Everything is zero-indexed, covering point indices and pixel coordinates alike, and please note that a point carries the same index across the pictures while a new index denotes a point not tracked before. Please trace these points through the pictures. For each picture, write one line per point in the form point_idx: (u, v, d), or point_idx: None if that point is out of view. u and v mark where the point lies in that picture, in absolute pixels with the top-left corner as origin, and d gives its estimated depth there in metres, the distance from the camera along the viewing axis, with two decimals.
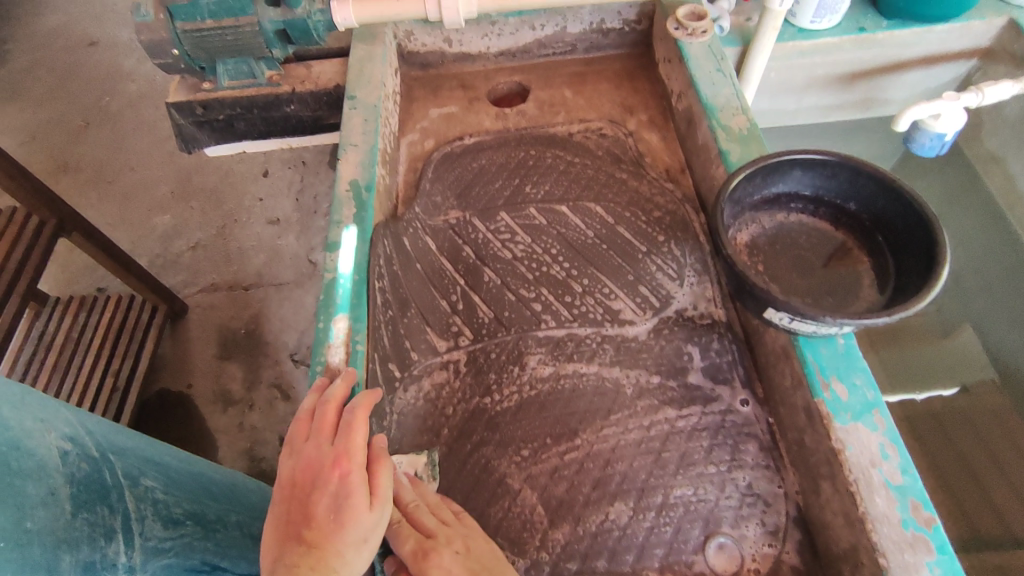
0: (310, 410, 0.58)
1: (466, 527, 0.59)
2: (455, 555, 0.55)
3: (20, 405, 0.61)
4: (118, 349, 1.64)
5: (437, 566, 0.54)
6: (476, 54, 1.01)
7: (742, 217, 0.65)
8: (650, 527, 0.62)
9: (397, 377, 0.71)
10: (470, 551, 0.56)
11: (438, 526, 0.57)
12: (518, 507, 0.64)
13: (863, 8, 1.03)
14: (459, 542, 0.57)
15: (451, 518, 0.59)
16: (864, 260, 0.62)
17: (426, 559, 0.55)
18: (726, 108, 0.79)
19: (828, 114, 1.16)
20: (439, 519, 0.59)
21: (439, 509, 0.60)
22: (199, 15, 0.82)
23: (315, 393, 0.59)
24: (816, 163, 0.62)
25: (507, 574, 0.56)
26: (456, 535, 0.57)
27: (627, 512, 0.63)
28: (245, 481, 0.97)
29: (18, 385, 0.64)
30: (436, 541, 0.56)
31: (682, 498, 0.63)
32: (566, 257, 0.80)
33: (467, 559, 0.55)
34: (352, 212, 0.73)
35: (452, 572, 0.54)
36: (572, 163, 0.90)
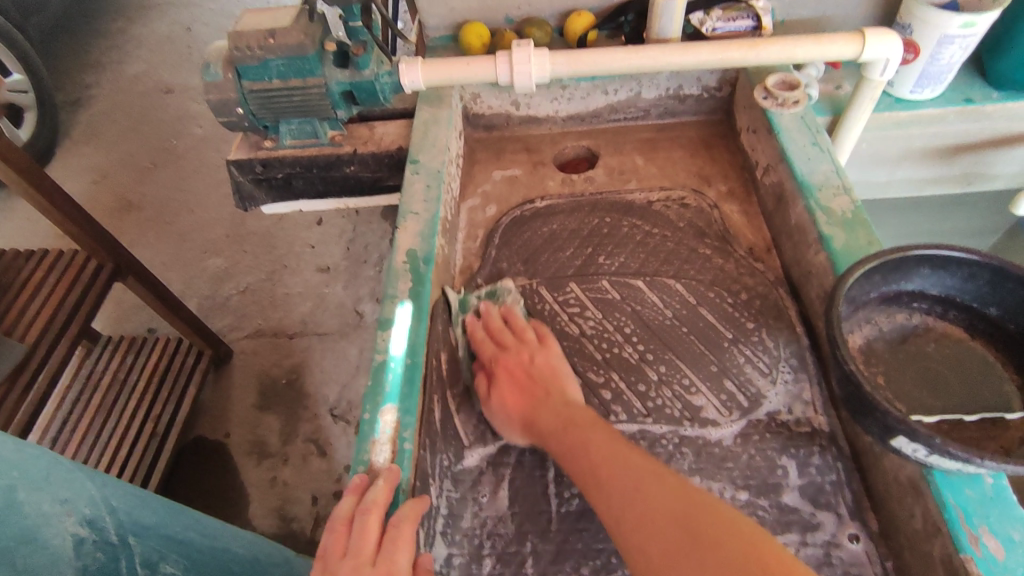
0: (347, 517, 0.52)
1: (544, 348, 0.68)
2: (521, 365, 0.66)
3: (42, 486, 0.55)
4: (162, 393, 1.63)
5: (505, 369, 0.66)
6: (543, 117, 0.97)
7: (855, 316, 0.56)
8: None
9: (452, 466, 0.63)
10: (534, 365, 0.66)
11: (514, 342, 0.68)
12: None
13: (970, 77, 0.94)
14: (528, 356, 0.67)
15: (531, 340, 0.69)
16: (1010, 377, 0.52)
17: (495, 363, 0.67)
18: (825, 186, 0.71)
19: (923, 188, 1.06)
20: (518, 339, 0.69)
21: (524, 331, 0.70)
22: (268, 76, 0.80)
23: (352, 494, 0.53)
24: (950, 261, 0.53)
25: (564, 383, 0.65)
26: (527, 348, 0.68)
27: None
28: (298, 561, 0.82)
29: (49, 452, 0.57)
30: (508, 355, 0.67)
31: None
32: (640, 341, 0.72)
33: (531, 369, 0.66)
34: (408, 286, 0.67)
35: (515, 373, 0.65)
36: (649, 234, 0.82)
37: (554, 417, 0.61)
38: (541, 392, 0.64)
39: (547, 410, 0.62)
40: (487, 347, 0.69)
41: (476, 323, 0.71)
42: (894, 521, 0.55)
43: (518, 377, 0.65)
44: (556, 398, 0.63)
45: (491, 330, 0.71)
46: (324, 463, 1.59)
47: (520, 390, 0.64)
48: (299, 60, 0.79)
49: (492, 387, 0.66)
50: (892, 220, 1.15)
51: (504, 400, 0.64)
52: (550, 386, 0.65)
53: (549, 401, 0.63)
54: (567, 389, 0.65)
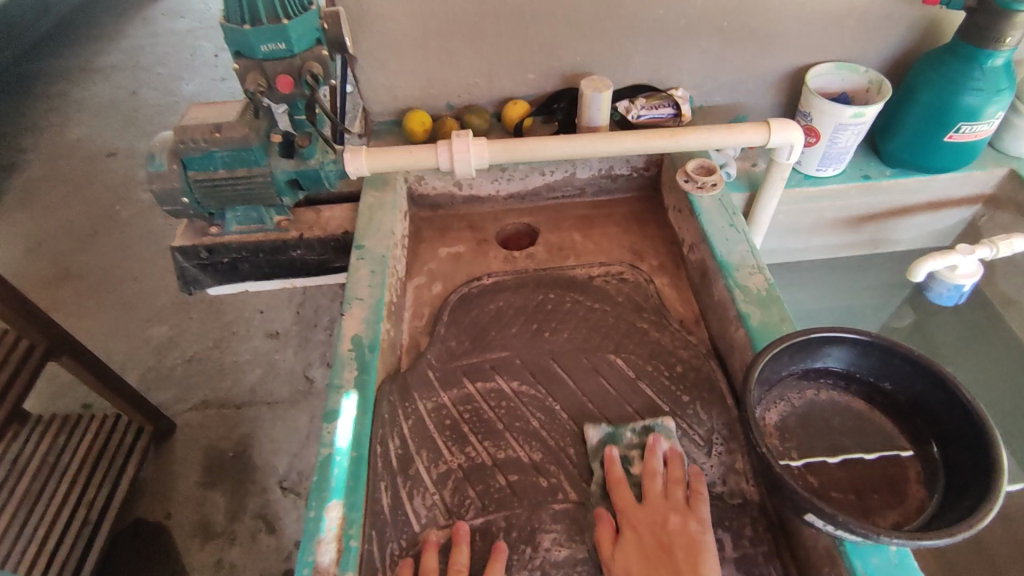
0: None
1: (690, 511, 0.62)
2: (654, 530, 0.61)
3: None
4: (97, 474, 1.56)
5: (633, 528, 0.62)
6: (485, 196, 1.02)
7: (770, 394, 0.61)
8: None
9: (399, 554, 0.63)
10: (670, 531, 0.61)
11: (658, 496, 0.64)
12: None
13: (866, 156, 1.04)
14: (672, 521, 0.61)
15: (678, 499, 0.63)
16: (906, 447, 0.58)
17: (630, 517, 0.63)
18: (742, 266, 0.77)
19: (837, 252, 1.16)
20: (665, 497, 0.64)
21: (674, 486, 0.64)
22: (212, 166, 0.82)
23: None
24: (847, 342, 0.59)
25: (701, 559, 0.58)
26: (671, 508, 0.62)
27: None
28: None
29: None
30: (643, 512, 0.63)
31: None
32: (582, 417, 0.75)
33: (666, 536, 0.60)
34: (353, 375, 0.69)
35: (649, 540, 0.61)
36: (588, 309, 0.87)
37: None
38: (677, 569, 0.58)
39: None
40: (620, 493, 0.65)
41: (613, 460, 0.68)
42: None
43: (649, 545, 0.60)
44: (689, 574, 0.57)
45: (617, 477, 0.66)
46: (273, 540, 1.53)
47: (649, 561, 0.59)
48: (243, 152, 0.81)
49: (616, 547, 0.61)
50: (813, 280, 1.24)
51: (636, 569, 0.59)
52: (684, 566, 0.58)
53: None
54: (704, 564, 0.58)
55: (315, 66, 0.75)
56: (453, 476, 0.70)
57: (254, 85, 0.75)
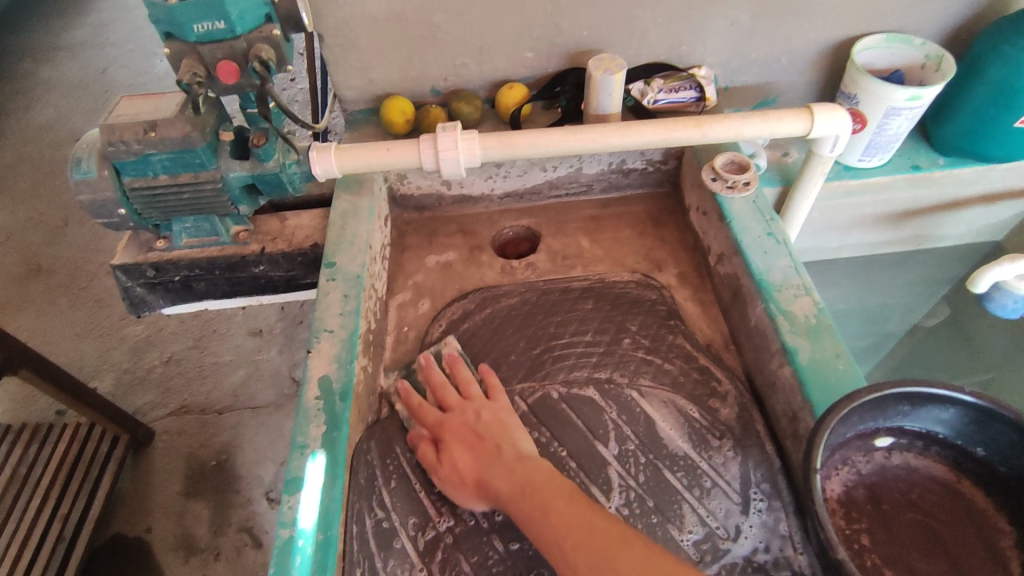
0: None
1: (493, 401, 0.64)
2: (467, 420, 0.62)
3: None
4: (70, 488, 1.45)
5: (451, 431, 0.61)
6: (478, 195, 0.89)
7: (832, 460, 0.49)
8: None
9: None
10: (480, 420, 0.62)
11: (458, 402, 0.64)
12: None
13: (916, 142, 0.91)
14: (473, 414, 0.63)
15: (477, 393, 0.65)
16: (1006, 530, 0.46)
17: (444, 426, 0.62)
18: (785, 286, 0.65)
19: (875, 249, 1.03)
20: (466, 394, 0.65)
21: (468, 385, 0.66)
22: (151, 172, 0.69)
23: None
24: (931, 399, 0.47)
25: (517, 439, 0.61)
26: (473, 408, 0.63)
27: None
28: None
29: None
30: (455, 414, 0.63)
31: None
32: (595, 467, 0.63)
33: (479, 423, 0.62)
34: (321, 431, 0.57)
35: (463, 432, 0.61)
36: (600, 330, 0.74)
37: (508, 478, 0.56)
38: (499, 449, 0.59)
39: (499, 470, 0.57)
40: (441, 402, 0.65)
41: (409, 391, 0.66)
42: None
43: (467, 436, 0.61)
44: (509, 454, 0.59)
45: (435, 382, 0.66)
46: (260, 556, 1.44)
47: (473, 448, 0.60)
48: (186, 155, 0.68)
49: (440, 454, 0.60)
50: (844, 278, 1.11)
51: (469, 468, 0.59)
52: (502, 444, 0.60)
53: (502, 459, 0.58)
54: (521, 443, 0.60)
55: (264, 49, 0.62)
56: (442, 545, 0.58)
57: (190, 74, 0.61)
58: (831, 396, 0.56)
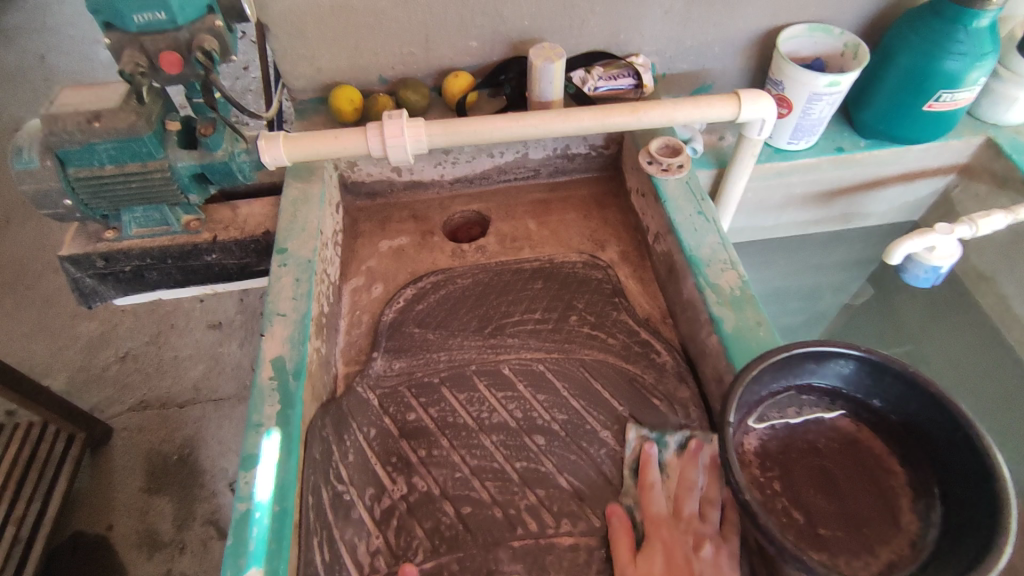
0: None
1: (725, 540, 0.54)
2: (685, 548, 0.54)
3: None
4: (25, 490, 1.42)
5: (660, 542, 0.55)
6: (428, 181, 0.91)
7: (748, 415, 0.54)
8: None
9: None
10: (698, 563, 0.53)
11: (690, 514, 0.56)
12: None
13: (840, 126, 0.97)
14: (703, 549, 0.53)
15: (715, 521, 0.55)
16: (898, 470, 0.52)
17: (654, 531, 0.56)
18: (713, 261, 0.69)
19: (807, 228, 1.10)
20: (702, 518, 0.55)
21: (709, 504, 0.56)
22: (97, 161, 0.69)
23: None
24: (832, 355, 0.52)
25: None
26: (700, 535, 0.54)
27: None
28: None
29: None
30: (674, 529, 0.55)
31: None
32: (540, 435, 0.67)
33: (697, 563, 0.52)
34: (275, 409, 0.59)
35: (675, 556, 0.53)
36: (546, 307, 0.78)
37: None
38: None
39: None
40: (650, 501, 0.58)
41: (650, 464, 0.60)
42: None
43: (676, 566, 0.53)
44: None
45: (650, 485, 0.59)
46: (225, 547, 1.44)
47: None
48: (133, 144, 0.68)
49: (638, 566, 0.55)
50: (782, 256, 1.18)
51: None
52: None
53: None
54: None
55: (207, 39, 0.63)
56: (396, 513, 0.62)
57: (132, 64, 0.62)
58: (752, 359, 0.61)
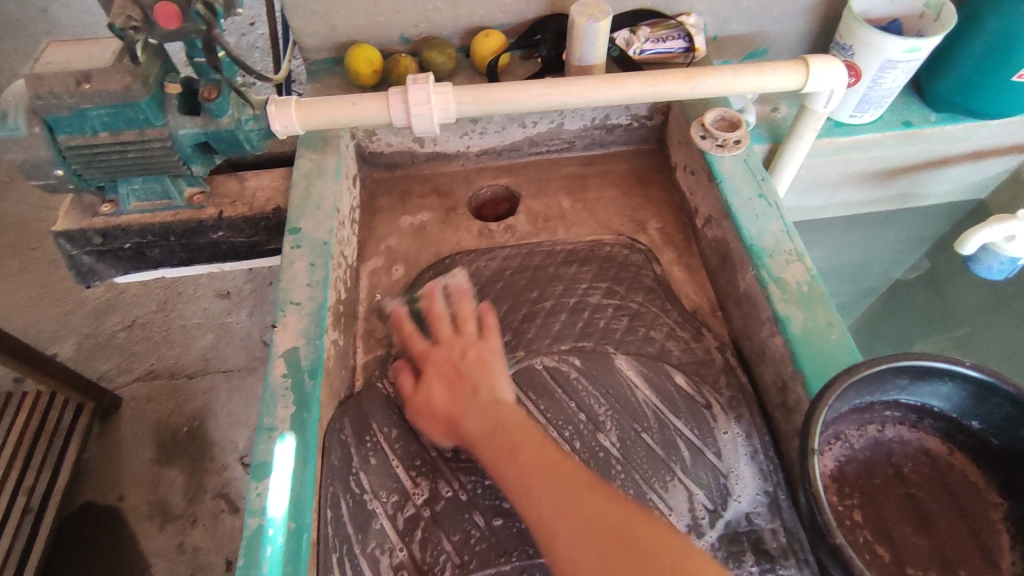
0: None
1: (483, 340, 0.61)
2: (459, 360, 0.59)
3: None
4: (34, 460, 1.40)
5: (435, 363, 0.59)
6: (453, 153, 0.83)
7: (824, 435, 0.48)
8: None
9: None
10: (473, 359, 0.59)
11: (450, 336, 0.61)
12: None
13: (908, 97, 0.88)
14: (472, 352, 0.60)
15: (470, 331, 0.62)
16: (998, 504, 0.45)
17: (428, 359, 0.60)
18: (776, 251, 0.62)
19: (858, 208, 1.02)
20: (459, 331, 0.62)
21: (464, 321, 0.62)
22: (89, 128, 0.62)
23: None
24: (930, 372, 0.45)
25: (496, 380, 0.58)
26: (465, 345, 0.60)
27: None
28: None
29: None
30: (443, 349, 0.60)
31: None
32: (578, 440, 0.61)
33: (463, 363, 0.59)
34: (290, 412, 0.53)
35: (447, 368, 0.59)
36: (584, 296, 0.71)
37: (567, 503, 0.46)
38: (474, 389, 0.57)
39: (472, 413, 0.55)
40: (439, 326, 0.62)
41: (405, 317, 0.63)
42: None
43: (448, 372, 0.59)
44: (486, 395, 0.56)
45: (436, 311, 0.63)
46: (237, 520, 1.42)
47: (450, 387, 0.58)
48: (128, 109, 0.61)
49: (427, 378, 0.59)
50: (828, 237, 1.10)
51: (451, 398, 0.57)
52: (478, 382, 0.57)
53: (478, 400, 0.56)
54: (500, 386, 0.58)
55: None
56: (422, 524, 0.56)
57: (123, 17, 0.55)
58: (824, 367, 0.54)
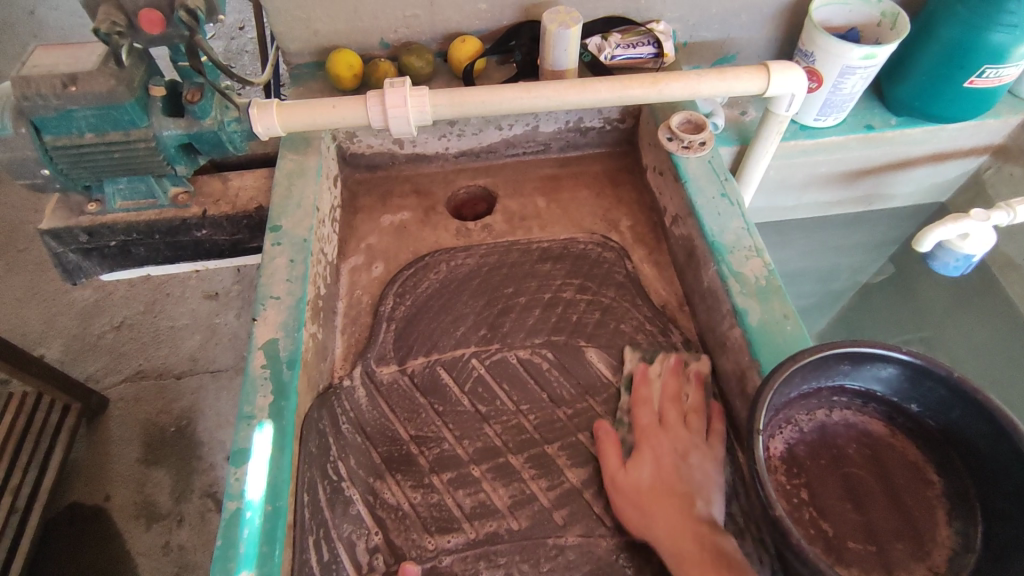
0: None
1: (709, 445, 0.58)
2: (673, 454, 0.57)
3: None
4: (20, 460, 1.40)
5: (651, 450, 0.58)
6: (432, 154, 0.86)
7: (774, 419, 0.50)
8: None
9: None
10: (682, 463, 0.57)
11: (675, 422, 0.60)
12: None
13: (870, 102, 0.91)
14: (693, 455, 0.57)
15: (699, 428, 0.59)
16: (935, 481, 0.48)
17: (644, 440, 0.59)
18: (737, 247, 0.65)
19: (827, 209, 1.05)
20: (685, 426, 0.60)
21: (693, 416, 0.61)
22: (75, 129, 0.64)
23: None
24: (870, 357, 0.48)
25: (711, 494, 0.55)
26: (676, 438, 0.58)
27: None
28: None
29: None
30: (665, 433, 0.59)
31: None
32: (548, 429, 0.64)
33: (684, 466, 0.56)
34: (269, 400, 0.56)
35: (663, 463, 0.57)
36: (557, 292, 0.74)
37: (660, 518, 0.54)
38: (678, 498, 0.54)
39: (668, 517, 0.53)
40: (642, 411, 0.62)
41: (644, 381, 0.64)
42: None
43: (665, 470, 0.56)
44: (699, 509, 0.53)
45: (639, 398, 0.63)
46: None
47: (657, 486, 0.56)
48: (114, 111, 0.63)
49: (620, 474, 0.58)
50: (799, 237, 1.13)
51: (632, 476, 0.57)
52: (680, 491, 0.55)
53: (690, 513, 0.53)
54: (714, 505, 0.55)
55: None
56: (397, 509, 0.59)
57: (108, 23, 0.57)
58: (778, 357, 0.57)
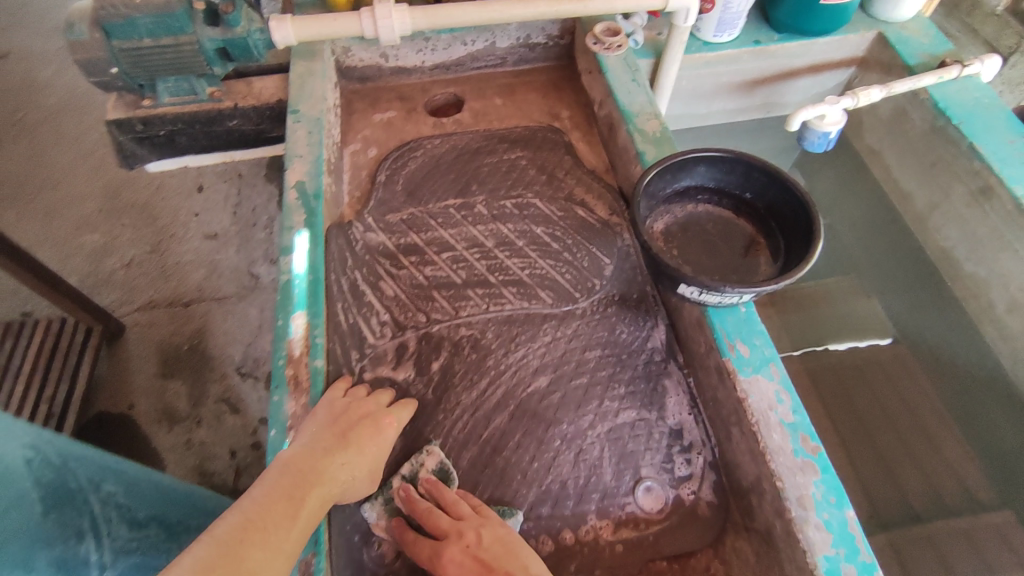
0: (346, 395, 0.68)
1: (483, 518, 0.62)
2: (466, 547, 0.59)
3: None
4: (53, 373, 1.59)
5: (458, 539, 0.59)
6: (411, 67, 1.07)
7: (657, 209, 0.75)
8: (588, 473, 0.69)
9: (356, 358, 0.75)
10: (499, 540, 0.60)
11: (453, 522, 0.61)
12: (469, 465, 0.69)
13: (759, 24, 1.15)
14: (473, 538, 0.60)
15: (471, 513, 0.62)
16: (760, 241, 0.74)
17: (438, 556, 0.59)
18: (641, 113, 0.88)
19: (734, 115, 1.30)
20: (455, 513, 0.62)
21: (460, 503, 0.63)
22: (137, 34, 0.83)
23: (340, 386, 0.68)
24: (716, 159, 0.72)
25: (527, 562, 0.59)
26: (475, 525, 0.61)
27: (570, 462, 0.69)
28: (187, 495, 0.89)
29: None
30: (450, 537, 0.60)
31: (611, 445, 0.70)
32: (508, 248, 0.87)
33: (482, 551, 0.58)
34: (303, 218, 0.77)
35: (468, 561, 0.58)
36: (514, 161, 0.97)
37: None
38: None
39: None
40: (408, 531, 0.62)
41: (410, 498, 0.64)
42: (690, 349, 0.75)
43: (473, 566, 0.58)
44: None
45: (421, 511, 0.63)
46: (238, 419, 1.64)
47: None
48: (167, 18, 0.82)
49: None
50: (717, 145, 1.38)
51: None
52: (508, 566, 0.58)
53: None
54: (532, 565, 0.59)
55: None
56: (399, 300, 0.81)
57: None
58: None
